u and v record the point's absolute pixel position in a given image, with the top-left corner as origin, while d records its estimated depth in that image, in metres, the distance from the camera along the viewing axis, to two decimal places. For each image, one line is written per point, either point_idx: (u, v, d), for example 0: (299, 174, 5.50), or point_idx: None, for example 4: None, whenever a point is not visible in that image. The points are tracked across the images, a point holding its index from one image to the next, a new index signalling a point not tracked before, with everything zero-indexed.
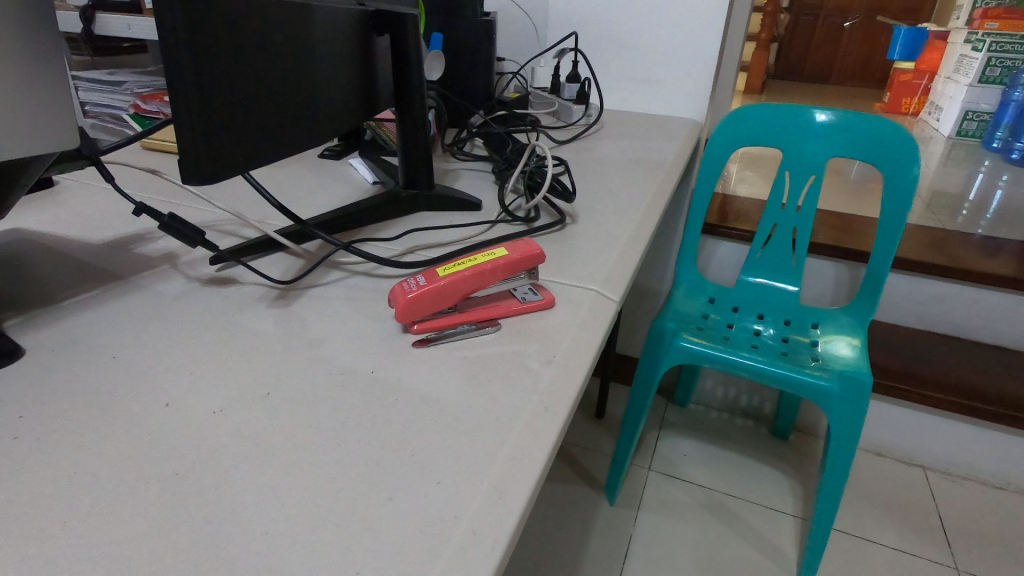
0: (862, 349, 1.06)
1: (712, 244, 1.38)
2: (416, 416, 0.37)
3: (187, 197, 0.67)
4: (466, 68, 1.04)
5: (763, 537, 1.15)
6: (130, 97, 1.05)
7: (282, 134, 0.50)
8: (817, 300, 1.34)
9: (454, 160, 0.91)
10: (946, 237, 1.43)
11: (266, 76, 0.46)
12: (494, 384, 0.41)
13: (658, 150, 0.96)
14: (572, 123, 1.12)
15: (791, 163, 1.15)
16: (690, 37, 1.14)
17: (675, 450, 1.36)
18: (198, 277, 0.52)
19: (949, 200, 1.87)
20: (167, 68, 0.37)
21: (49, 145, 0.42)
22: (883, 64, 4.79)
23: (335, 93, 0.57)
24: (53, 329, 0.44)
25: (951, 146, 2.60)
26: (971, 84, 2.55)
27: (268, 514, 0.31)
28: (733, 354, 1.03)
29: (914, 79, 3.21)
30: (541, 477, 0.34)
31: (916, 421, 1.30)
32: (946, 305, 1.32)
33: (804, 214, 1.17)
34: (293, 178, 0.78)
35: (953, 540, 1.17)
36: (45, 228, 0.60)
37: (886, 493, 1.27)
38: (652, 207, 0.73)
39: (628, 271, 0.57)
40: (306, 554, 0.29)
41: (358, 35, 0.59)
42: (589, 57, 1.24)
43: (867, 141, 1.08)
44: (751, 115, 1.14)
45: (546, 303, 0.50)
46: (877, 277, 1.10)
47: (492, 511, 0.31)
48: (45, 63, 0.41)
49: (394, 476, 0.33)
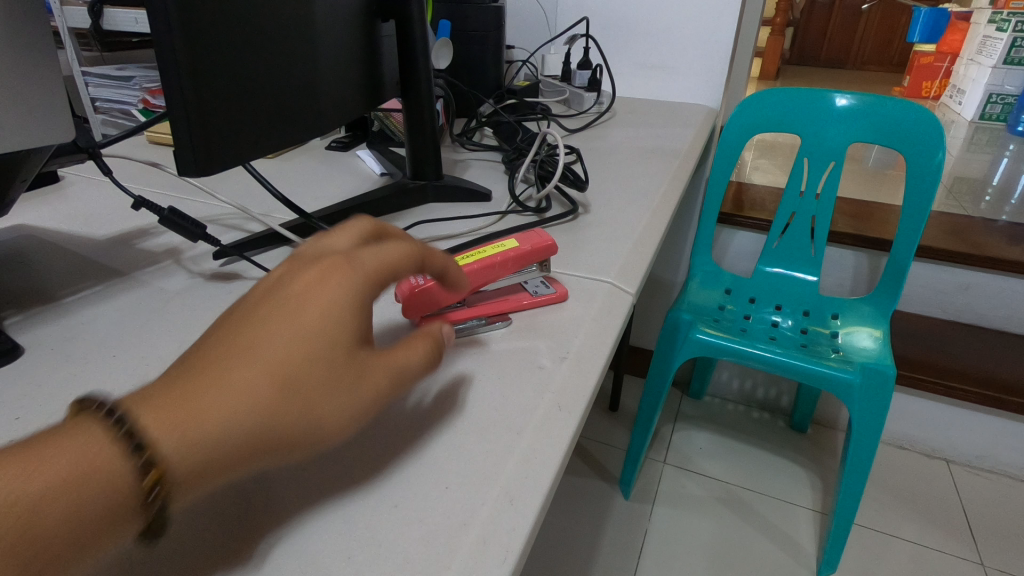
0: (885, 340, 1.03)
1: (727, 234, 1.35)
2: (423, 417, 0.36)
3: (191, 191, 0.66)
4: (475, 55, 1.01)
5: (781, 531, 1.13)
6: (140, 92, 1.04)
7: (284, 123, 0.48)
8: (835, 290, 1.31)
9: (462, 150, 0.89)
10: (970, 224, 1.38)
11: (266, 65, 0.45)
12: (504, 382, 0.39)
13: (672, 137, 0.94)
14: (584, 111, 1.10)
15: (809, 148, 1.11)
16: (704, 20, 1.11)
17: (690, 443, 1.34)
18: (201, 272, 0.51)
19: (972, 185, 1.82)
20: (160, 55, 0.36)
21: (45, 138, 0.41)
22: (903, 47, 4.70)
23: (338, 81, 0.55)
24: (52, 327, 0.43)
25: (974, 129, 2.54)
26: (995, 66, 2.47)
27: (277, 519, 0.30)
28: (750, 345, 1.00)
29: (936, 62, 3.14)
30: (554, 480, 0.32)
31: (939, 413, 1.27)
32: (970, 294, 1.28)
33: (823, 201, 1.13)
34: (299, 171, 0.76)
35: (977, 534, 1.14)
36: (49, 224, 0.59)
37: (908, 487, 1.24)
38: (667, 195, 0.70)
39: (644, 263, 0.55)
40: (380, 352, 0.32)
41: (360, 21, 0.57)
42: (601, 43, 1.21)
43: (889, 124, 1.05)
44: (767, 101, 1.11)
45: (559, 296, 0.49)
46: (899, 266, 1.06)
47: (503, 518, 0.29)
48: (37, 54, 0.39)
49: (401, 481, 0.32)
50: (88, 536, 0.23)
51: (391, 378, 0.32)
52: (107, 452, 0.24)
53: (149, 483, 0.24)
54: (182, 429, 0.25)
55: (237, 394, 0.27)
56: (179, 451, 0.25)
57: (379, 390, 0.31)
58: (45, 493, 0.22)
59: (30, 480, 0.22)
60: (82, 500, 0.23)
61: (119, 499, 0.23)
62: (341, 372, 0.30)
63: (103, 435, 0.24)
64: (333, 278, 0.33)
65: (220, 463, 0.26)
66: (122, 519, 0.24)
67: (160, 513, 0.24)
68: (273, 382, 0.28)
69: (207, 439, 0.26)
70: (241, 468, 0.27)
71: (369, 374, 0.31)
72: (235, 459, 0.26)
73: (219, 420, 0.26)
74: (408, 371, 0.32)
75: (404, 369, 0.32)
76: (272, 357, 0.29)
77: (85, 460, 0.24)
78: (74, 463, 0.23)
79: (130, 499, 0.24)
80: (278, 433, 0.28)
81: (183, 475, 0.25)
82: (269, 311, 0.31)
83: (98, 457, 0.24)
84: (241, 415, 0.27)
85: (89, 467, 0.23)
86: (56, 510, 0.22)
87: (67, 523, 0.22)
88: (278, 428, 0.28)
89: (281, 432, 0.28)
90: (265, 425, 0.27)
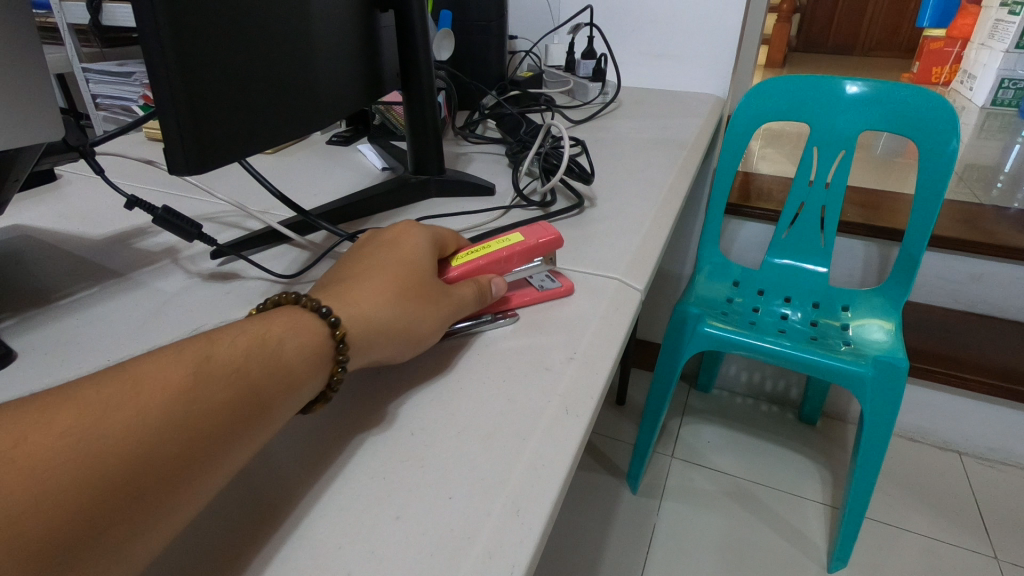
0: (897, 332, 1.01)
1: (735, 225, 1.33)
2: (426, 423, 0.35)
3: (190, 189, 0.65)
4: (477, 46, 1.00)
5: (791, 526, 1.12)
6: (140, 88, 1.03)
7: (278, 119, 0.47)
8: (846, 282, 1.29)
9: (465, 143, 0.88)
10: (983, 212, 1.36)
11: (259, 58, 0.43)
12: (509, 384, 0.38)
13: (679, 127, 0.92)
14: (588, 102, 1.08)
15: (819, 137, 1.09)
16: (710, 7, 1.08)
17: (698, 437, 1.33)
18: (199, 272, 0.50)
19: (984, 172, 1.79)
20: (146, 49, 0.35)
21: (34, 138, 0.40)
22: (911, 32, 4.62)
23: (335, 75, 0.54)
24: (47, 331, 0.42)
25: (985, 115, 2.50)
26: (1007, 50, 2.42)
27: (277, 532, 0.29)
28: (759, 339, 0.99)
29: (946, 47, 3.08)
30: (561, 488, 0.31)
31: (951, 404, 1.25)
32: (984, 284, 1.25)
33: (833, 191, 1.11)
34: (299, 166, 0.75)
35: (991, 527, 1.13)
36: (46, 224, 0.58)
37: (920, 480, 1.22)
38: (675, 187, 0.69)
39: (652, 258, 0.54)
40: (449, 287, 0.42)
41: (357, 12, 0.56)
42: (605, 32, 1.19)
43: (902, 112, 1.02)
44: (775, 88, 1.08)
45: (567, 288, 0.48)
46: (912, 257, 1.04)
47: (508, 530, 0.28)
48: (23, 49, 0.38)
49: (402, 491, 0.31)
50: (303, 382, 0.32)
51: (460, 301, 0.41)
52: (312, 323, 0.34)
53: (340, 343, 0.34)
54: (350, 311, 0.36)
55: (375, 291, 0.38)
56: (349, 323, 0.35)
57: (452, 306, 0.41)
58: (278, 342, 0.32)
59: (266, 336, 0.32)
60: (302, 351, 0.32)
61: (321, 356, 0.33)
62: (430, 288, 0.40)
63: (306, 315, 0.34)
64: (413, 230, 0.44)
65: (369, 337, 0.36)
66: (320, 374, 0.33)
67: (340, 371, 0.34)
68: (395, 287, 0.39)
69: (364, 315, 0.36)
70: (378, 347, 0.36)
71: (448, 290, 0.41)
72: (374, 337, 0.36)
73: (371, 305, 0.37)
74: (471, 300, 0.42)
75: (469, 298, 0.42)
76: (389, 272, 0.39)
77: (299, 326, 0.33)
78: (292, 327, 0.33)
79: (326, 359, 0.34)
80: (400, 323, 0.37)
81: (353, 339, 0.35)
82: (375, 249, 0.42)
83: (307, 325, 0.34)
84: (383, 306, 0.37)
85: (303, 332, 0.33)
86: (288, 354, 0.32)
87: (306, 359, 0.33)
88: (399, 320, 0.37)
89: (400, 323, 0.37)
90: (393, 315, 0.37)
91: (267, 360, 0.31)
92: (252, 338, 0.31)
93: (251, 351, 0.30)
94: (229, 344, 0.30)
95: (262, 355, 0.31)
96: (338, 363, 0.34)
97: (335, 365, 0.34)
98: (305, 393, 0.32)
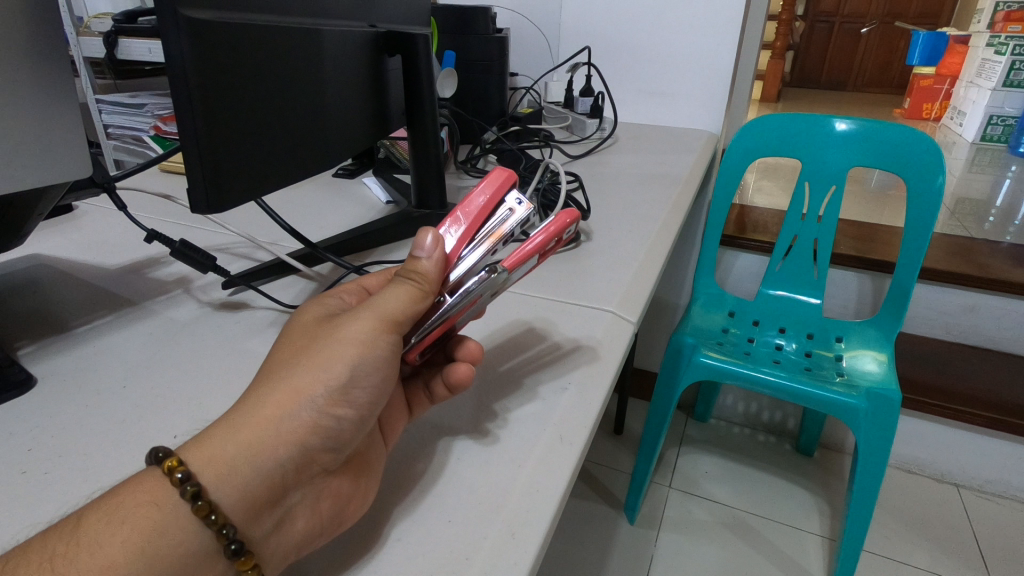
0: (889, 364, 1.02)
1: (732, 256, 1.35)
2: (434, 454, 0.38)
3: (201, 221, 0.68)
4: (479, 84, 1.04)
5: (788, 557, 1.12)
6: (153, 118, 1.05)
7: (290, 159, 0.49)
8: (840, 313, 1.30)
9: (466, 177, 0.92)
10: (974, 246, 1.38)
11: (275, 103, 0.46)
12: (510, 417, 0.40)
13: (673, 163, 0.95)
14: (586, 138, 1.11)
15: (811, 173, 1.12)
16: (704, 47, 1.13)
17: (695, 467, 1.33)
18: (210, 301, 0.52)
19: (976, 205, 1.83)
20: (173, 94, 0.37)
21: (64, 175, 0.43)
22: (903, 68, 4.76)
23: (345, 119, 0.57)
24: (68, 357, 0.44)
25: (975, 150, 2.56)
26: (995, 88, 2.50)
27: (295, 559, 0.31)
28: (753, 369, 1.00)
29: (935, 85, 3.17)
30: (556, 515, 0.33)
31: (946, 436, 1.26)
32: (977, 316, 1.27)
33: (825, 224, 1.14)
34: (307, 200, 0.78)
35: (989, 561, 1.12)
36: (63, 254, 0.60)
37: (918, 512, 1.22)
38: (669, 220, 0.72)
39: (645, 291, 0.56)
40: (351, 326, 0.33)
41: (367, 59, 0.59)
42: (603, 71, 1.24)
43: (888, 149, 1.06)
44: (768, 124, 1.12)
45: (566, 218, 0.36)
46: (904, 289, 1.06)
47: (506, 551, 0.30)
48: (53, 92, 0.41)
49: (407, 517, 0.33)
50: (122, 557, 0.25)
51: (376, 320, 0.33)
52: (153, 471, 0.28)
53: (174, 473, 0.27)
54: (214, 432, 0.29)
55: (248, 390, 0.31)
56: (201, 448, 0.28)
57: (370, 334, 0.33)
58: (77, 525, 0.26)
59: (66, 524, 0.26)
60: (112, 523, 0.26)
61: (160, 511, 0.27)
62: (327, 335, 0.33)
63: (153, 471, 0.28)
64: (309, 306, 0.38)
65: (240, 441, 0.28)
66: (178, 526, 0.27)
67: (203, 506, 0.26)
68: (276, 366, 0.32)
69: (229, 421, 0.29)
70: (272, 439, 0.29)
71: (351, 328, 0.33)
72: (251, 435, 0.29)
73: (239, 407, 0.30)
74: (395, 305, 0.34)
75: (404, 302, 0.34)
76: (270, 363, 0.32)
77: (120, 493, 0.28)
78: (109, 493, 0.28)
79: (162, 508, 0.27)
80: (283, 401, 0.30)
81: (209, 462, 0.28)
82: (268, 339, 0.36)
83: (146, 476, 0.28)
84: (254, 403, 0.30)
85: (120, 495, 0.27)
86: (93, 535, 0.26)
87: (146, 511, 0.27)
88: (283, 395, 0.30)
89: (283, 398, 0.30)
90: (269, 401, 0.30)
91: (58, 556, 0.25)
92: (51, 533, 0.26)
93: (39, 554, 0.25)
94: (63, 523, 0.27)
95: (54, 550, 0.25)
96: (190, 497, 0.26)
97: (192, 504, 0.27)
98: (160, 552, 0.26)
